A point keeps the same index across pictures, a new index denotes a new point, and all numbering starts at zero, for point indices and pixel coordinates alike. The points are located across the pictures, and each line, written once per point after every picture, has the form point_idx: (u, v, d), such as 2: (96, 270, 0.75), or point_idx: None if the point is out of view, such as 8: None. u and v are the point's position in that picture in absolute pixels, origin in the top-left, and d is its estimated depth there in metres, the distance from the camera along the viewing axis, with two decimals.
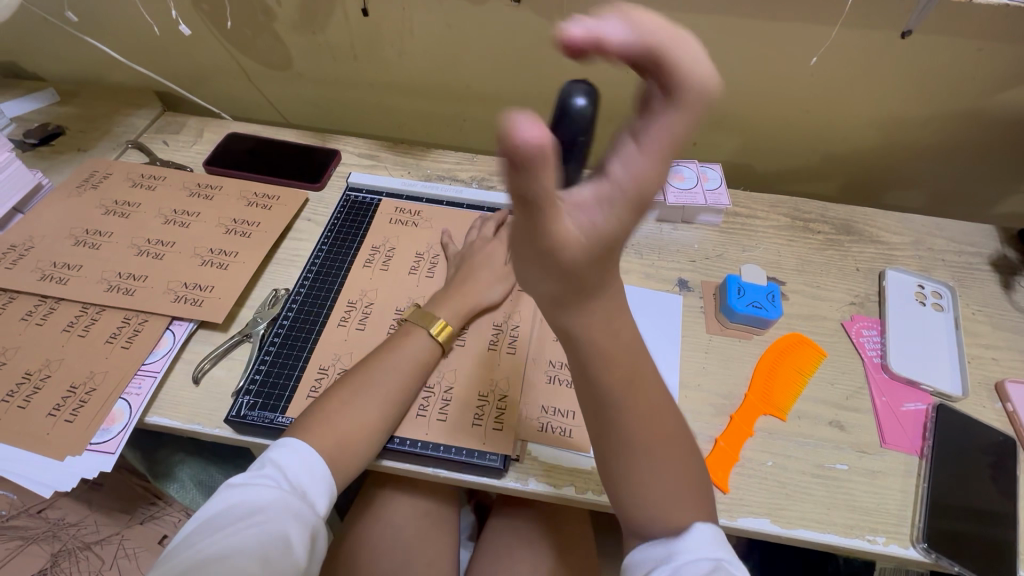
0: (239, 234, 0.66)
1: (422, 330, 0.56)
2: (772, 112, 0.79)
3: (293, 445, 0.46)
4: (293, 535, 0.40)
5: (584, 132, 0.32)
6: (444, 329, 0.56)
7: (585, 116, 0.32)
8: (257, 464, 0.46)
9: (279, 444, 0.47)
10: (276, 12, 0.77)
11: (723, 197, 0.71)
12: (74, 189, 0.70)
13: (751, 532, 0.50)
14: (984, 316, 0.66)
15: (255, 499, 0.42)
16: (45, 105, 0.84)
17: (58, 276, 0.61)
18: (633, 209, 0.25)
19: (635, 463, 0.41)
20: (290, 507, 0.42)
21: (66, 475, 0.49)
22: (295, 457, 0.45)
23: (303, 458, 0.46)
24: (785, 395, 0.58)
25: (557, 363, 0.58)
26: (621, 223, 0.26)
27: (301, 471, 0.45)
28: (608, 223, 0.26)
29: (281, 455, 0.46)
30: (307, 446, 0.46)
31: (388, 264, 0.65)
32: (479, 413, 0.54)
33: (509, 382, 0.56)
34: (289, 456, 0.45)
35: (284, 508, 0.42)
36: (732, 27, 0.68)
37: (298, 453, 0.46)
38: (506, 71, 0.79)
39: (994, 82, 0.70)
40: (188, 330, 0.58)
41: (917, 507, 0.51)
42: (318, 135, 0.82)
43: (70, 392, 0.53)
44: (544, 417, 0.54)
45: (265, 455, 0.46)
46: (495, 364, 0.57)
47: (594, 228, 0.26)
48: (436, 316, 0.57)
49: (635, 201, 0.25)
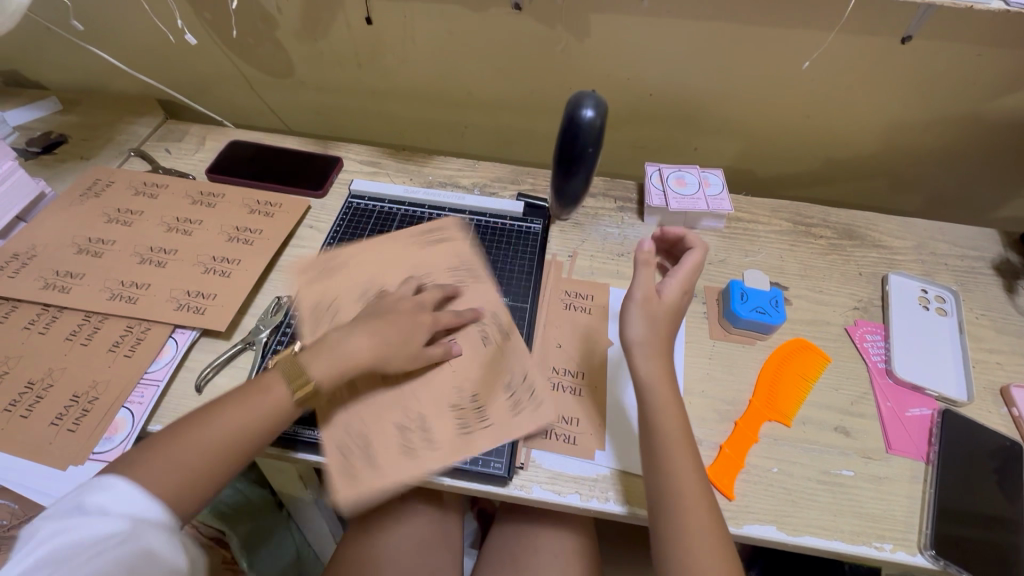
0: (241, 242, 0.66)
1: (287, 391, 0.49)
2: (773, 118, 0.79)
3: (99, 484, 0.41)
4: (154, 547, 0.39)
5: (593, 142, 0.56)
6: (309, 391, 0.49)
7: (594, 125, 0.55)
8: (64, 509, 0.39)
9: (93, 485, 0.41)
10: (278, 21, 0.77)
11: (726, 202, 0.71)
12: (76, 197, 0.70)
13: (758, 539, 0.49)
14: (988, 320, 0.65)
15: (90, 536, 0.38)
16: (48, 113, 0.84)
17: (61, 284, 0.61)
18: (682, 289, 0.55)
19: (654, 498, 0.46)
20: (140, 528, 0.39)
21: (69, 484, 0.49)
22: (122, 494, 0.41)
23: (132, 494, 0.41)
24: (790, 401, 0.57)
25: (560, 370, 0.58)
26: (677, 295, 0.55)
27: (134, 504, 0.41)
28: (673, 291, 0.55)
29: (105, 495, 0.40)
30: (114, 481, 0.41)
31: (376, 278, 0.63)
32: (466, 420, 0.52)
33: (494, 390, 0.55)
34: (113, 495, 0.41)
35: (134, 530, 0.39)
36: (732, 34, 0.69)
37: (124, 489, 0.41)
38: (508, 78, 0.80)
39: (995, 87, 0.70)
40: (191, 339, 0.58)
41: (924, 513, 0.51)
42: (319, 143, 0.82)
43: (73, 402, 0.53)
44: (548, 424, 0.54)
45: (74, 499, 0.40)
46: (472, 371, 0.56)
47: (668, 292, 0.54)
48: (305, 376, 0.49)
49: (682, 285, 0.55)
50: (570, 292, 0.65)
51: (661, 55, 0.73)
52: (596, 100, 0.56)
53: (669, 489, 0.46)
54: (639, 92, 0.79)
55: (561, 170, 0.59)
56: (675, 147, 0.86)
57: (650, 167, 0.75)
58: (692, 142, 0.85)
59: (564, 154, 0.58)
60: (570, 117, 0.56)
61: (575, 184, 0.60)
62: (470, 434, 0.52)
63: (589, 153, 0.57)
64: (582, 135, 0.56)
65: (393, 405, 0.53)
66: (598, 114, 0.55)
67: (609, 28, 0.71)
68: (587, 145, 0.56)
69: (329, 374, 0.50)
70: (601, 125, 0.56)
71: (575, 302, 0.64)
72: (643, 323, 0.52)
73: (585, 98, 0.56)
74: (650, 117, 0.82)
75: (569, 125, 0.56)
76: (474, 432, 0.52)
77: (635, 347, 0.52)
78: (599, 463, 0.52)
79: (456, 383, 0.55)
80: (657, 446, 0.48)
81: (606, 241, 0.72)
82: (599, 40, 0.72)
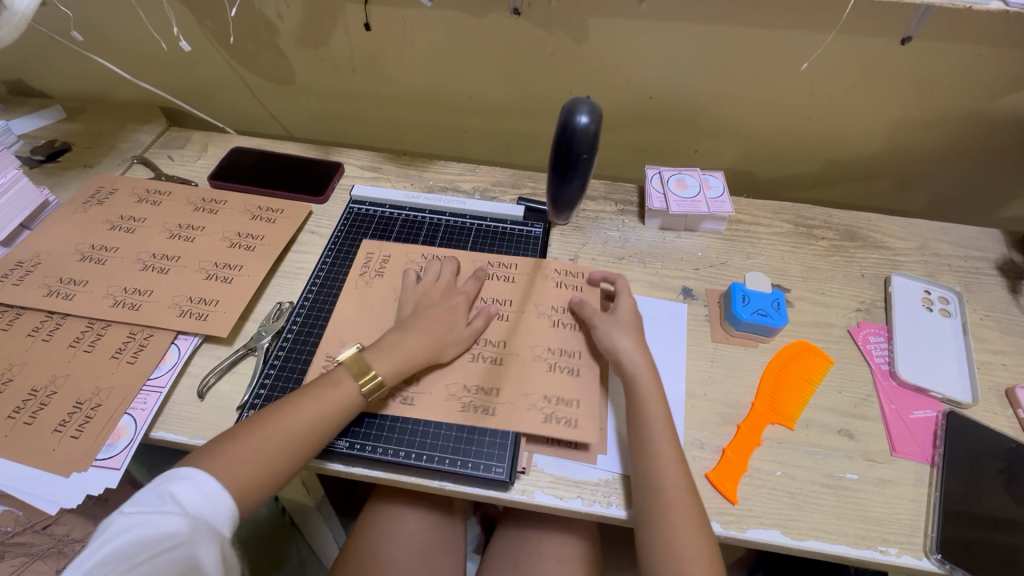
0: (243, 248, 0.67)
1: (353, 384, 0.52)
2: (774, 119, 0.79)
3: (189, 475, 0.44)
4: (207, 558, 0.41)
5: (588, 150, 0.47)
6: (377, 385, 0.52)
7: (589, 131, 0.46)
8: (151, 495, 0.43)
9: (176, 474, 0.44)
10: (279, 27, 0.78)
11: (727, 204, 0.71)
12: (79, 205, 0.71)
13: (761, 543, 0.49)
14: (993, 321, 0.65)
15: (159, 533, 0.40)
16: (52, 122, 0.85)
17: (64, 292, 0.61)
18: (630, 300, 0.60)
19: (641, 497, 0.48)
20: (200, 534, 0.41)
21: (71, 492, 0.49)
22: (197, 490, 0.43)
23: (207, 491, 0.44)
24: (793, 403, 0.57)
25: (555, 351, 0.58)
26: (629, 306, 0.60)
27: (204, 503, 0.43)
28: (627, 304, 0.60)
29: (183, 488, 0.43)
30: (202, 473, 0.44)
31: (383, 271, 0.65)
32: (565, 368, 0.57)
33: (568, 343, 0.59)
34: (190, 488, 0.43)
35: (195, 535, 0.41)
36: (731, 36, 0.69)
37: (200, 485, 0.44)
38: (507, 82, 0.80)
39: (997, 87, 0.70)
40: (193, 345, 0.58)
41: (929, 516, 0.51)
42: (321, 149, 0.83)
43: (75, 409, 0.53)
44: (548, 407, 0.54)
45: (161, 485, 0.43)
46: (538, 334, 0.60)
47: (623, 306, 0.60)
48: (369, 368, 0.52)
49: (629, 297, 0.61)
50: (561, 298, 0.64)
51: (660, 58, 0.73)
52: (591, 102, 0.47)
53: (654, 488, 0.48)
54: (639, 95, 0.79)
55: (554, 181, 0.50)
56: (676, 150, 0.86)
57: (650, 170, 0.75)
58: (693, 144, 0.85)
59: (556, 163, 0.49)
60: (561, 122, 0.47)
61: (572, 194, 0.51)
62: (581, 374, 0.56)
63: (584, 161, 0.48)
64: (575, 142, 0.47)
65: (503, 375, 0.56)
66: (594, 118, 0.47)
67: (608, 32, 0.71)
68: (582, 153, 0.47)
69: (388, 371, 0.53)
70: (597, 131, 0.47)
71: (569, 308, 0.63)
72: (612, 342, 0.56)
73: (579, 100, 0.47)
74: (650, 120, 0.82)
75: (560, 130, 0.47)
76: (582, 371, 0.57)
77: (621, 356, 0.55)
78: (602, 467, 0.52)
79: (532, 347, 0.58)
80: (646, 445, 0.50)
81: (607, 244, 0.72)
82: (599, 43, 0.72)
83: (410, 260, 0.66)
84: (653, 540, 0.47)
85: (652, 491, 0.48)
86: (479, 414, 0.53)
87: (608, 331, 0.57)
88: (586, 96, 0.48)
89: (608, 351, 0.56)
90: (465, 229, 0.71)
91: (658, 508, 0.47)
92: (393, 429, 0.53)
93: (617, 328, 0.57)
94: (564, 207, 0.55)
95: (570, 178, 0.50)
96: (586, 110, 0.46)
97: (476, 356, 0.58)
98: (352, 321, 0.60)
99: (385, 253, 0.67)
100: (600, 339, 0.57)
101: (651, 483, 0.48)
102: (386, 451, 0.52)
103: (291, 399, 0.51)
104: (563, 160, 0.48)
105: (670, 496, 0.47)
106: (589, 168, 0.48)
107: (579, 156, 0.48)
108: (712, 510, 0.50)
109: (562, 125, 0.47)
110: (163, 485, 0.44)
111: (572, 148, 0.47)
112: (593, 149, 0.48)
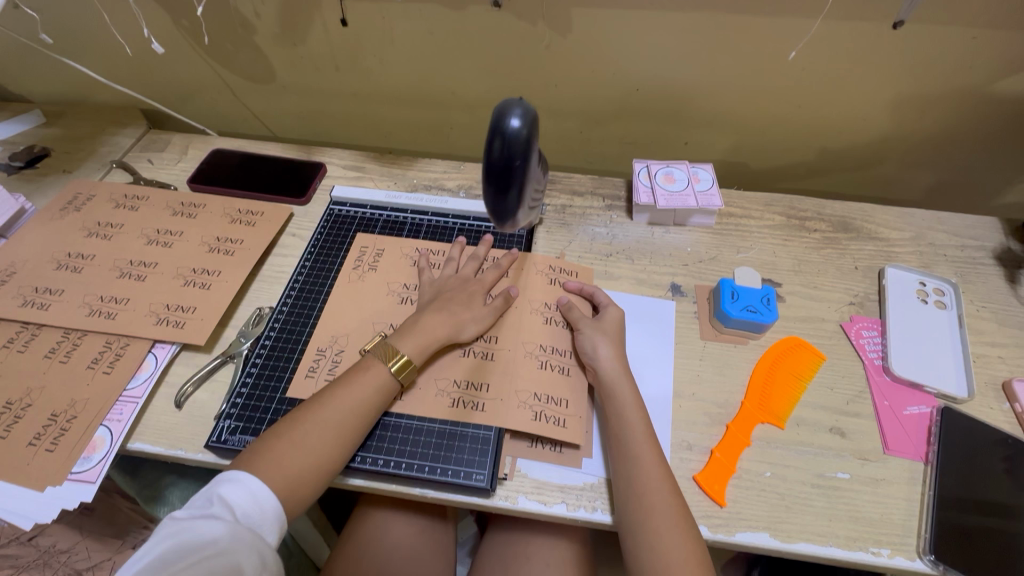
0: (222, 253, 0.66)
1: (383, 365, 0.52)
2: (765, 108, 0.77)
3: (238, 477, 0.44)
4: (247, 564, 0.40)
5: (521, 156, 0.40)
6: (406, 366, 0.53)
7: (521, 135, 0.40)
8: (201, 499, 0.44)
9: (224, 476, 0.45)
10: (255, 26, 0.76)
11: (716, 198, 0.69)
12: (57, 212, 0.70)
13: (749, 546, 0.48)
14: (989, 312, 0.63)
15: (201, 535, 0.40)
16: (31, 127, 0.83)
17: (40, 301, 0.60)
18: (616, 307, 0.60)
19: (625, 504, 0.47)
20: (241, 538, 0.41)
21: (46, 506, 0.48)
22: (244, 490, 0.44)
23: (254, 492, 0.44)
24: (783, 402, 0.56)
25: (547, 348, 0.58)
26: (615, 313, 0.59)
27: (250, 504, 0.43)
28: (613, 312, 0.59)
29: (230, 489, 0.44)
30: (250, 474, 0.45)
31: (376, 265, 0.65)
32: (557, 367, 0.57)
33: (561, 340, 0.59)
34: (238, 489, 0.44)
35: (235, 539, 0.41)
36: (716, 25, 0.67)
37: (247, 485, 0.44)
38: (490, 77, 0.78)
39: (994, 69, 0.67)
40: (170, 353, 0.57)
41: (924, 515, 0.50)
42: (303, 149, 0.81)
43: (51, 421, 0.52)
44: (537, 405, 0.54)
45: (210, 489, 0.44)
46: (530, 330, 0.59)
47: (607, 312, 0.59)
48: (397, 350, 0.53)
49: (611, 304, 0.60)
50: (547, 302, 0.62)
51: (645, 49, 0.71)
52: (523, 104, 0.41)
53: (636, 496, 0.47)
54: (627, 87, 0.77)
55: (488, 196, 0.43)
56: (665, 141, 0.84)
57: (638, 164, 0.73)
58: (682, 136, 0.83)
59: (486, 173, 0.41)
60: (489, 127, 0.40)
61: (509, 207, 0.43)
62: (571, 374, 0.56)
63: (518, 170, 0.41)
64: (506, 147, 0.40)
65: (494, 370, 0.56)
66: (527, 122, 0.40)
67: (591, 23, 0.69)
68: (515, 159, 0.40)
69: (414, 349, 0.54)
70: (532, 135, 0.40)
71: (553, 314, 0.61)
72: (594, 345, 0.56)
73: (510, 102, 0.41)
74: (637, 112, 0.80)
75: (489, 135, 0.40)
76: (572, 370, 0.56)
77: (604, 372, 0.54)
78: (586, 471, 0.51)
79: (524, 343, 0.58)
80: (628, 450, 0.49)
81: (594, 241, 0.70)
82: (583, 35, 0.70)
83: (405, 259, 0.66)
84: (639, 547, 0.45)
85: (635, 497, 0.47)
86: (467, 410, 0.53)
87: (591, 342, 0.56)
88: (518, 98, 0.42)
89: (589, 358, 0.55)
90: (449, 229, 0.70)
91: (642, 514, 0.46)
92: (371, 437, 0.52)
93: (600, 334, 0.56)
94: (507, 226, 0.47)
95: (505, 191, 0.42)
96: (518, 112, 0.40)
97: (467, 352, 0.57)
98: (347, 316, 0.60)
99: (378, 246, 0.67)
100: (582, 347, 0.56)
101: (633, 488, 0.47)
102: (364, 460, 0.51)
103: (324, 393, 0.51)
104: (494, 170, 0.41)
105: (653, 501, 0.46)
106: (524, 176, 0.41)
107: (512, 163, 0.41)
108: (700, 513, 0.49)
109: (491, 129, 0.40)
110: (212, 487, 0.44)
111: (503, 154, 0.40)
112: (528, 156, 0.41)
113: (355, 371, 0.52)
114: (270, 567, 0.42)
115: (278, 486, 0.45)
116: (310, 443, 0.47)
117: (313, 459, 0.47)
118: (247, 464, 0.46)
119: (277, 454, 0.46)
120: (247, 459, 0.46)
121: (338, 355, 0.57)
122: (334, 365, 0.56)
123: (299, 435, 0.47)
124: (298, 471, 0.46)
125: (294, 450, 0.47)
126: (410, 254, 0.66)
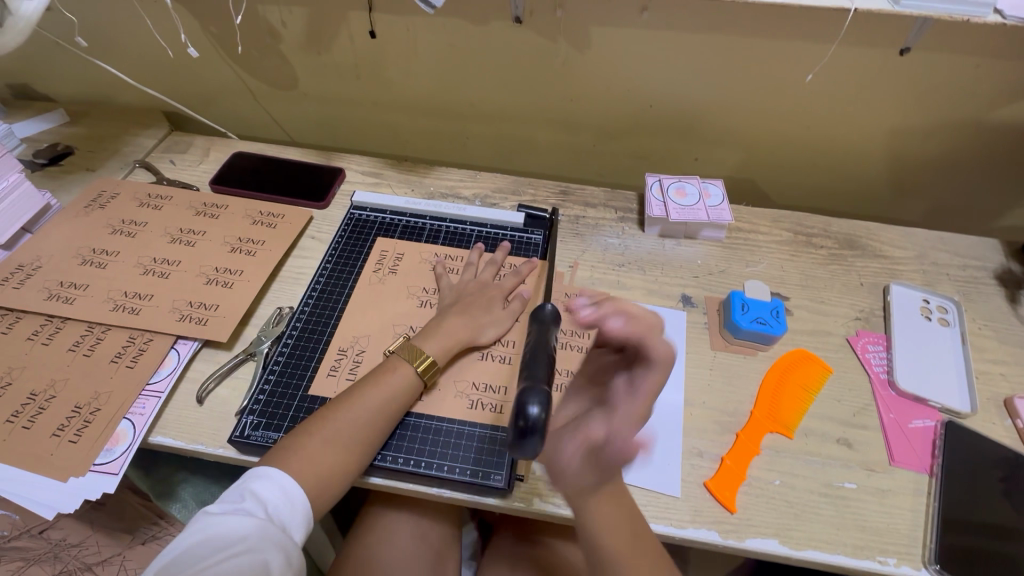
0: (244, 253, 0.67)
1: (408, 366, 0.54)
2: (775, 127, 0.79)
3: (271, 473, 0.46)
4: (274, 563, 0.41)
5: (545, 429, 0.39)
6: (431, 367, 0.54)
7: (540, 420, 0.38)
8: (234, 493, 0.45)
9: (256, 471, 0.46)
10: (282, 34, 0.78)
11: (726, 213, 0.71)
12: (81, 209, 0.71)
13: (760, 553, 0.49)
14: (991, 331, 0.65)
15: (232, 532, 0.41)
16: (54, 125, 0.85)
17: (65, 295, 0.61)
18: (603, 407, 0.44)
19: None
20: (269, 537, 0.42)
21: (69, 496, 0.49)
22: (276, 486, 0.45)
23: (285, 488, 0.45)
24: (792, 411, 0.57)
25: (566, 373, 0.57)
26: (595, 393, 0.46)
27: (280, 501, 0.45)
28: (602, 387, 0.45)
29: (262, 485, 0.45)
30: (283, 472, 0.46)
31: (396, 269, 0.66)
32: None
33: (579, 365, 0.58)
34: (269, 485, 0.45)
35: (265, 537, 0.42)
36: (732, 46, 0.69)
37: (278, 481, 0.45)
38: (508, 89, 0.80)
39: (997, 97, 0.70)
40: (192, 350, 0.58)
41: (928, 525, 0.51)
42: (323, 154, 0.83)
43: (74, 413, 0.53)
44: None
45: (242, 484, 0.45)
46: None
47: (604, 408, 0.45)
48: (422, 352, 0.55)
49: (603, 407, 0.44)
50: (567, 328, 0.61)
51: (661, 68, 0.74)
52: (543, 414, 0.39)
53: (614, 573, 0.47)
54: (640, 103, 0.79)
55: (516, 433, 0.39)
56: (676, 156, 0.87)
57: (651, 178, 0.75)
58: (693, 152, 0.85)
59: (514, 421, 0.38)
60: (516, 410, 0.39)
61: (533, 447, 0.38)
62: None
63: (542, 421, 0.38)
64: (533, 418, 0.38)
65: (511, 374, 0.57)
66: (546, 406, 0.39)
67: (609, 41, 0.71)
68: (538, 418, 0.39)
69: (438, 351, 0.55)
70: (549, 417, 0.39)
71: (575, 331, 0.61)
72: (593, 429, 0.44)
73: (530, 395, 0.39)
74: (650, 128, 0.83)
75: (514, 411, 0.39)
76: None
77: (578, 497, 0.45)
78: None
79: None
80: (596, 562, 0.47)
81: (607, 251, 0.72)
82: (600, 53, 0.73)
83: (423, 263, 0.67)
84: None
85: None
86: (485, 412, 0.55)
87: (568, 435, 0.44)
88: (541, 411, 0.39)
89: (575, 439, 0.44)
90: (466, 236, 0.71)
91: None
92: (392, 436, 0.53)
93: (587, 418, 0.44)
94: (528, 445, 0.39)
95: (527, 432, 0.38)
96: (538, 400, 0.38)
97: (486, 355, 0.58)
98: (368, 317, 0.62)
99: (398, 251, 0.68)
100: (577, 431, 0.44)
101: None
102: (385, 458, 0.52)
103: (350, 392, 0.52)
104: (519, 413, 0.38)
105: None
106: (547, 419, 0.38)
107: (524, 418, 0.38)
108: (711, 518, 0.50)
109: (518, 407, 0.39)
110: (245, 483, 0.45)
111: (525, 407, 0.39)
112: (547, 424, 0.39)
113: (381, 372, 0.54)
114: (296, 567, 0.43)
115: (306, 483, 0.46)
116: (334, 439, 0.48)
117: (341, 458, 0.48)
118: (275, 461, 0.47)
119: (307, 451, 0.47)
120: (275, 456, 0.47)
121: (359, 355, 0.58)
122: (356, 364, 0.58)
123: (324, 431, 0.49)
124: (322, 465, 0.47)
125: (318, 445, 0.48)
126: (429, 258, 0.68)
